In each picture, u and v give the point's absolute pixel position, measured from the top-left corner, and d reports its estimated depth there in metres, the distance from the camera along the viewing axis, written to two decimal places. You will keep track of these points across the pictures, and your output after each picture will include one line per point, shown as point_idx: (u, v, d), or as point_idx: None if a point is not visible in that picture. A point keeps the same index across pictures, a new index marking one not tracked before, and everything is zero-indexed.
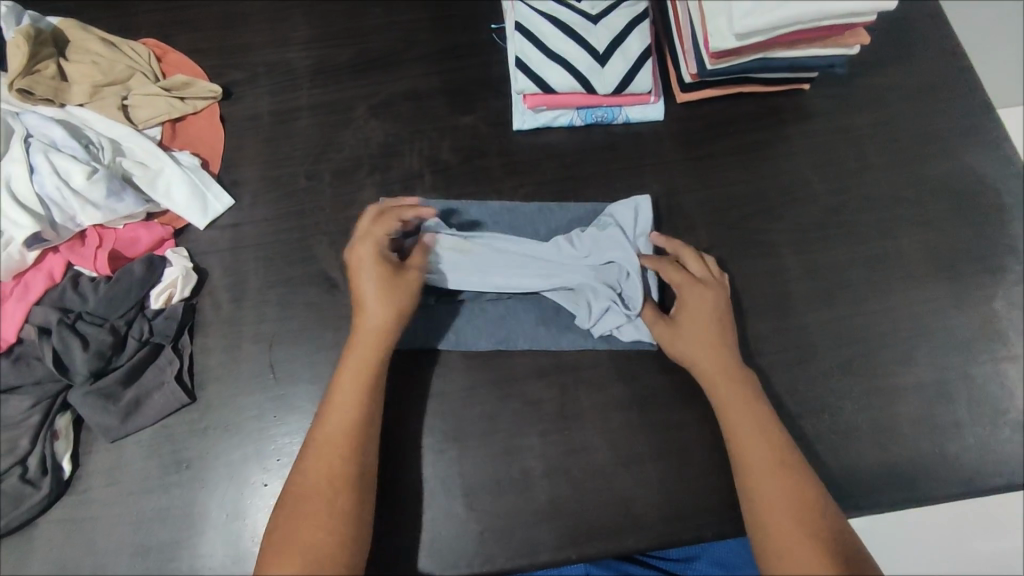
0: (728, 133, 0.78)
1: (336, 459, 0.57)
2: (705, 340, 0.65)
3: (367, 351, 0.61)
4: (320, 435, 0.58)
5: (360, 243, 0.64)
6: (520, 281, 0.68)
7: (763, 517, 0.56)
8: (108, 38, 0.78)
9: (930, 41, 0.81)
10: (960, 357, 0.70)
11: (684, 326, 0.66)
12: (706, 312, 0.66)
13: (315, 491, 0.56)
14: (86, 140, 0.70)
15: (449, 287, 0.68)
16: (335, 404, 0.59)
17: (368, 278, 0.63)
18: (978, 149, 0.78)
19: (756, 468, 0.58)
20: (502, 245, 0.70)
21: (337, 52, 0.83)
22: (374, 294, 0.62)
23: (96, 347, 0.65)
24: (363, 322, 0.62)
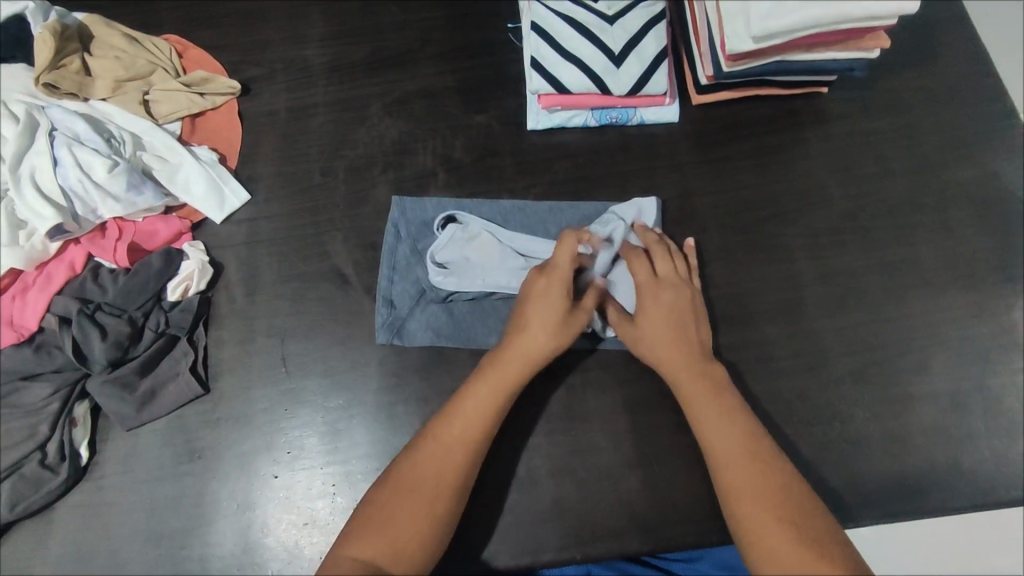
0: (743, 136, 0.78)
1: (461, 460, 0.58)
2: (668, 332, 0.64)
3: (508, 374, 0.61)
4: (447, 433, 0.59)
5: (552, 272, 0.63)
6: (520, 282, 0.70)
7: (737, 507, 0.54)
8: (131, 34, 0.79)
9: (952, 44, 0.80)
10: (976, 366, 0.69)
11: (646, 319, 0.64)
12: (667, 302, 0.65)
13: (417, 483, 0.56)
14: (108, 135, 0.72)
15: (452, 283, 0.70)
16: (463, 412, 0.60)
17: (547, 309, 0.62)
18: (1000, 155, 0.76)
19: (729, 457, 0.57)
20: (506, 245, 0.71)
21: (353, 50, 0.84)
22: (550, 325, 0.62)
23: (114, 338, 0.66)
24: (521, 345, 0.62)
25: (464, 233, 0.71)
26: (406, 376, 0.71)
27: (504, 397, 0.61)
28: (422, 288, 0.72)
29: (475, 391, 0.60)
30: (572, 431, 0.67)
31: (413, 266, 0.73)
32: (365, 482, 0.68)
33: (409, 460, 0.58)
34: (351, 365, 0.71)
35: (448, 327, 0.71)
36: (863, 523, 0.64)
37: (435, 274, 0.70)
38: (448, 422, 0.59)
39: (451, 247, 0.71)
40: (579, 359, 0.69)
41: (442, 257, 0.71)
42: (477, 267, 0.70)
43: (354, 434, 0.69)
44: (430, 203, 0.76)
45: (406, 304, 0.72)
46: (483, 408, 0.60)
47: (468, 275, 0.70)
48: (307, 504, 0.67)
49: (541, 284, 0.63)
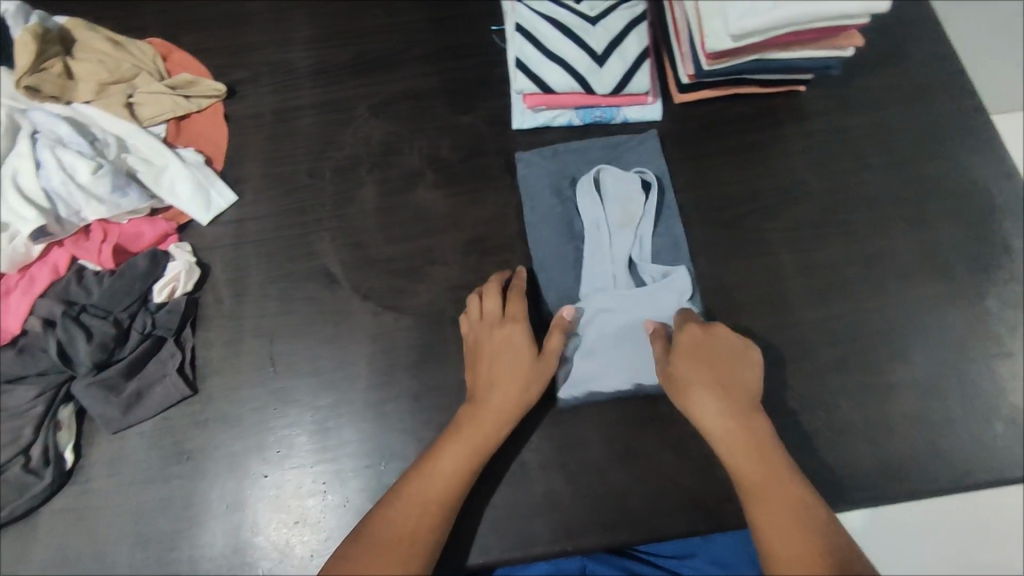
0: (724, 135, 0.79)
1: (436, 513, 0.59)
2: (713, 380, 0.62)
3: (483, 428, 0.63)
4: (423, 488, 0.60)
5: (515, 321, 0.67)
6: (615, 264, 0.72)
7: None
8: (115, 38, 0.80)
9: (921, 42, 0.83)
10: (955, 353, 0.70)
11: (693, 367, 0.63)
12: (712, 352, 0.63)
13: (392, 541, 0.57)
14: (92, 137, 0.72)
15: (585, 202, 0.74)
16: (439, 466, 0.61)
17: (515, 358, 0.65)
18: (970, 149, 0.78)
19: (779, 527, 0.56)
20: (640, 245, 0.73)
21: (338, 53, 0.85)
22: (519, 375, 0.64)
23: (100, 340, 0.66)
24: (493, 399, 0.64)
25: (626, 196, 0.73)
26: (395, 373, 0.70)
27: (479, 449, 0.62)
28: (558, 180, 0.77)
29: (449, 448, 0.62)
30: (560, 425, 0.68)
31: (570, 158, 0.78)
32: (355, 479, 0.67)
33: (387, 516, 0.58)
34: (340, 363, 0.71)
35: (554, 222, 0.75)
36: (847, 508, 0.66)
37: (588, 182, 0.74)
38: (425, 478, 0.60)
39: (614, 183, 0.74)
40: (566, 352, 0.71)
41: (604, 178, 0.74)
42: (609, 217, 0.73)
43: (344, 433, 0.69)
44: (646, 160, 0.78)
45: (541, 182, 0.77)
46: (459, 463, 0.61)
47: (605, 220, 0.73)
48: (298, 502, 0.67)
49: (505, 334, 0.66)
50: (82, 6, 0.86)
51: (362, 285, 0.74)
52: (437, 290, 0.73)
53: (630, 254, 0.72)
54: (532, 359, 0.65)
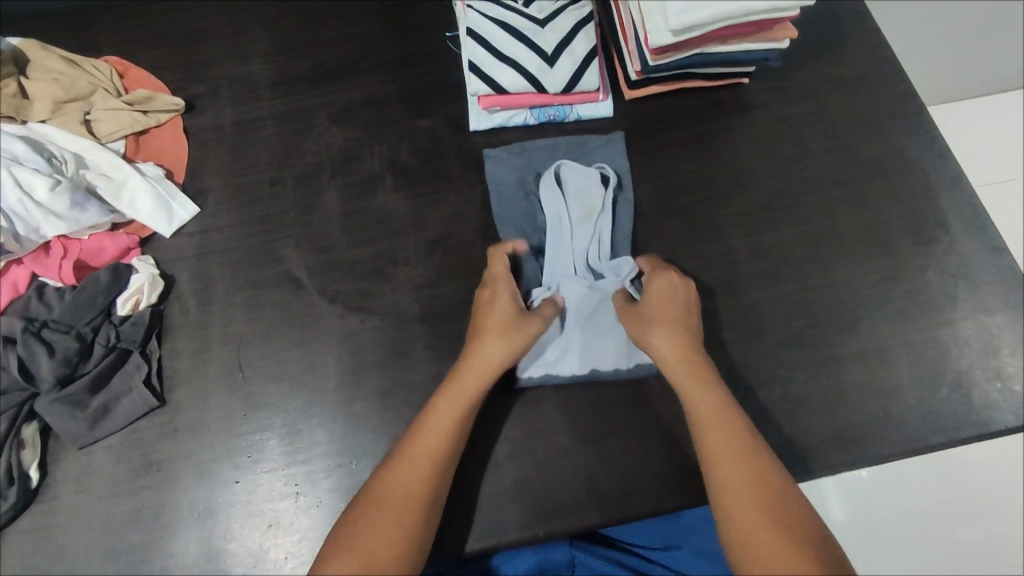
0: (673, 129, 0.83)
1: (427, 470, 0.60)
2: (671, 324, 0.66)
3: (468, 382, 0.65)
4: (410, 450, 0.61)
5: (502, 283, 0.70)
6: (573, 255, 0.75)
7: (724, 503, 0.57)
8: (70, 57, 0.81)
9: (852, 33, 0.87)
10: (901, 323, 0.74)
11: (651, 313, 0.67)
12: (675, 298, 0.68)
13: (388, 501, 0.58)
14: (48, 154, 0.72)
15: (545, 194, 0.77)
16: (427, 424, 0.63)
17: (503, 317, 0.67)
18: (904, 131, 0.82)
19: (726, 465, 0.58)
20: (598, 238, 0.76)
21: (297, 64, 0.87)
22: (502, 328, 0.67)
23: (63, 354, 0.66)
24: (478, 352, 0.66)
25: (585, 193, 0.77)
26: (363, 373, 0.71)
27: (465, 411, 0.64)
28: (523, 175, 0.79)
29: (437, 406, 0.64)
30: (527, 414, 0.70)
31: (534, 154, 0.80)
32: (327, 479, 0.68)
33: (380, 480, 0.60)
34: (308, 366, 0.72)
35: (519, 217, 0.78)
36: (806, 478, 0.68)
37: (549, 178, 0.77)
38: (414, 442, 0.62)
39: (574, 180, 0.77)
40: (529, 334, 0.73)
41: (565, 174, 0.78)
42: (568, 211, 0.76)
43: (314, 435, 0.69)
44: (604, 155, 0.80)
45: (507, 179, 0.79)
46: (445, 420, 0.63)
47: (566, 214, 0.76)
48: (270, 506, 0.67)
49: (488, 294, 0.70)
50: (40, 30, 0.88)
51: (327, 288, 0.75)
52: (402, 289, 0.75)
53: (586, 248, 0.75)
54: (515, 311, 0.68)
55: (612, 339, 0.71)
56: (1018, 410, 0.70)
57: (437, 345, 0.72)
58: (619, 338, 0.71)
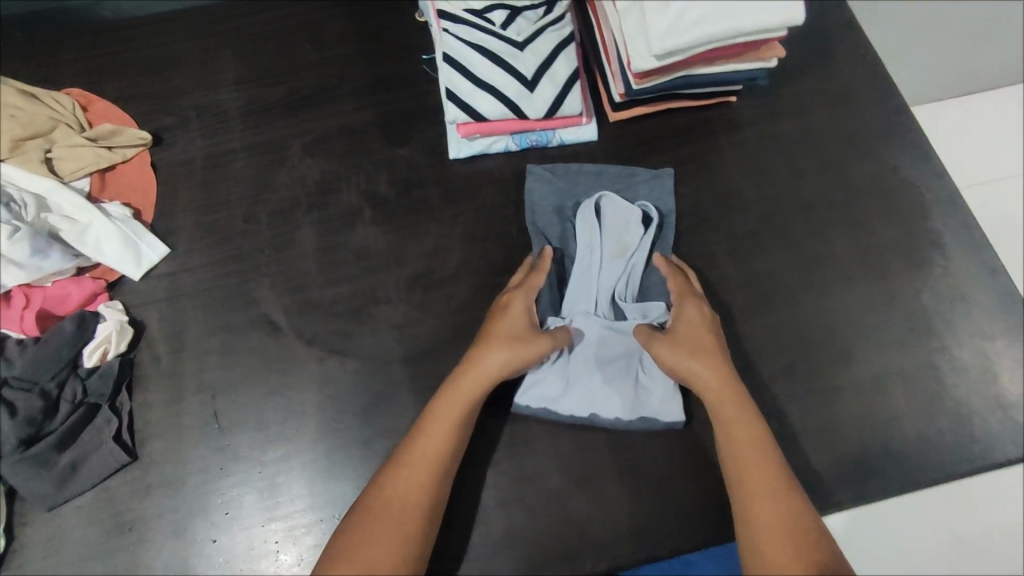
0: (660, 152, 0.80)
1: (426, 478, 0.59)
2: (703, 349, 0.65)
3: (471, 390, 0.62)
4: (410, 455, 0.60)
5: (515, 292, 0.67)
6: (599, 290, 0.73)
7: (752, 525, 0.57)
8: (28, 89, 0.77)
9: (841, 47, 0.85)
10: (899, 352, 0.72)
11: (682, 337, 0.66)
12: (703, 323, 0.67)
13: (388, 506, 0.57)
14: (6, 198, 0.67)
15: (583, 217, 0.74)
16: (429, 429, 0.61)
17: (511, 326, 0.65)
18: (898, 148, 0.80)
19: (754, 487, 0.58)
20: (630, 277, 0.74)
21: (269, 91, 0.84)
22: (508, 337, 0.64)
23: (26, 414, 0.62)
24: (482, 360, 0.63)
25: (623, 230, 0.74)
26: (345, 420, 0.69)
27: (467, 416, 0.62)
28: (562, 202, 0.76)
29: (440, 412, 0.62)
30: (517, 459, 0.67)
31: (572, 179, 0.77)
32: (309, 535, 0.65)
33: (383, 481, 0.59)
34: (287, 415, 0.69)
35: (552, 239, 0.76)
36: None
37: (588, 207, 0.74)
38: (416, 446, 0.60)
39: (614, 212, 0.74)
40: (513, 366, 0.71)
41: (604, 206, 0.75)
42: (603, 245, 0.73)
43: (295, 488, 0.66)
44: (644, 193, 0.76)
45: (546, 197, 0.76)
46: (448, 427, 0.61)
47: (600, 247, 0.73)
48: (250, 566, 0.64)
49: (501, 301, 0.67)
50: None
51: (305, 330, 0.72)
52: (383, 329, 0.72)
53: (614, 285, 0.73)
54: (524, 322, 0.66)
55: (620, 387, 0.69)
56: (1017, 439, 0.69)
57: (421, 387, 0.70)
58: (629, 386, 0.69)
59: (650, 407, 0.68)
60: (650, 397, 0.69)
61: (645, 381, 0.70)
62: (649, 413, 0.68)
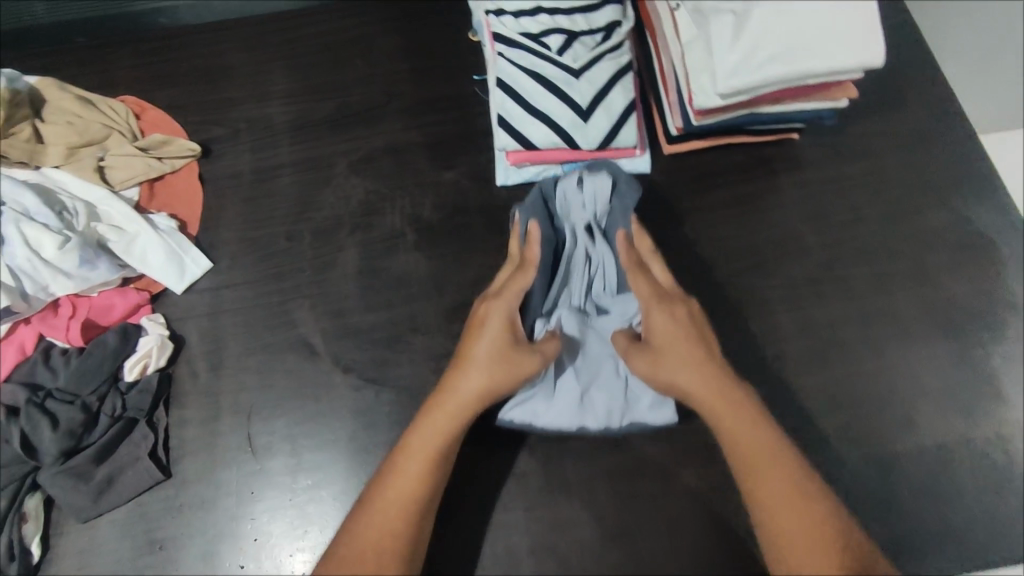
0: (712, 189, 0.77)
1: (402, 516, 0.55)
2: (685, 355, 0.59)
3: (449, 417, 0.58)
4: (385, 493, 0.56)
5: (497, 303, 0.61)
6: (580, 283, 0.70)
7: (778, 547, 0.53)
8: (86, 96, 0.79)
9: (916, 86, 0.80)
10: (961, 420, 0.67)
11: (662, 347, 0.60)
12: (680, 320, 0.61)
13: (365, 549, 0.53)
14: (60, 207, 0.70)
15: (562, 203, 0.71)
16: (405, 462, 0.57)
17: (492, 343, 0.60)
18: (973, 198, 0.75)
19: (772, 503, 0.54)
20: (610, 263, 0.70)
21: (318, 106, 0.83)
22: (490, 357, 0.59)
23: (67, 426, 0.63)
24: (461, 384, 0.59)
25: (615, 218, 0.70)
26: (378, 451, 0.68)
27: (444, 445, 0.58)
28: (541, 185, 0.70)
29: (416, 442, 0.58)
30: (552, 504, 0.65)
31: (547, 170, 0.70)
32: None
33: (354, 524, 0.55)
34: (321, 442, 0.68)
35: None
36: None
37: (568, 189, 0.71)
38: (389, 481, 0.56)
39: (594, 195, 0.71)
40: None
41: (585, 189, 0.71)
42: (589, 238, 0.70)
43: (326, 518, 0.66)
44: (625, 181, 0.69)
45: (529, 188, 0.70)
46: (425, 459, 0.57)
47: (583, 241, 0.70)
48: None
49: (479, 315, 0.62)
50: (56, 68, 0.85)
51: (343, 356, 0.71)
52: (420, 360, 0.71)
53: (592, 278, 0.71)
54: (509, 340, 0.60)
55: (607, 395, 0.65)
56: None
57: None
58: (617, 394, 0.65)
59: (640, 410, 0.65)
60: (638, 402, 0.65)
61: (633, 383, 0.65)
62: (639, 417, 0.65)
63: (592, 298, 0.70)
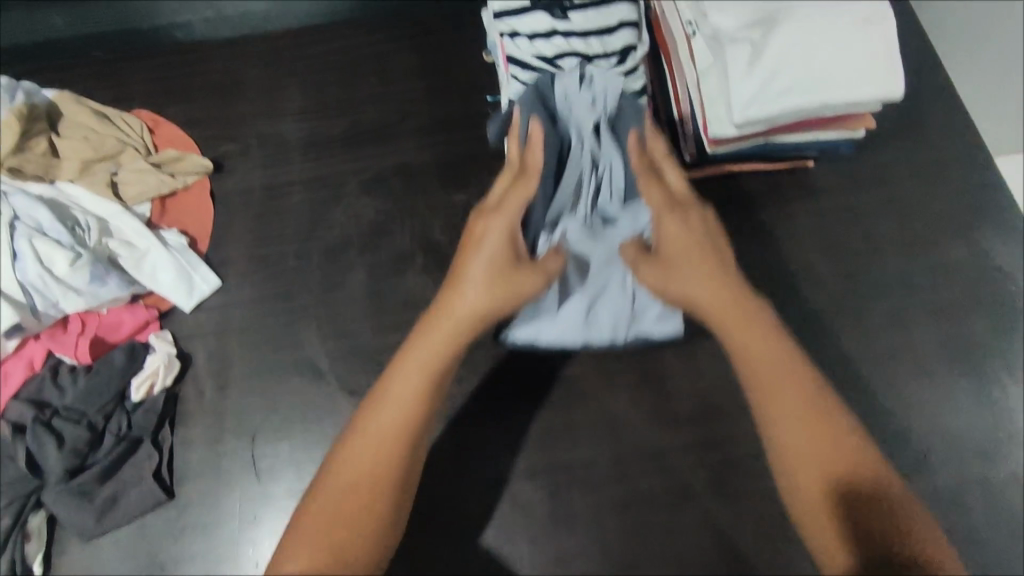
0: (725, 217, 0.76)
1: (397, 442, 0.53)
2: (695, 263, 0.58)
3: (445, 339, 0.56)
4: (377, 419, 0.53)
5: (496, 218, 0.59)
6: (584, 193, 0.67)
7: (784, 459, 0.52)
8: (102, 110, 0.79)
9: (937, 115, 0.79)
10: (979, 462, 0.66)
11: (672, 256, 0.59)
12: (692, 228, 0.60)
13: (360, 474, 0.52)
14: (73, 223, 0.71)
15: (563, 104, 0.67)
16: (398, 386, 0.55)
17: (489, 259, 0.58)
18: (994, 231, 0.74)
19: (780, 416, 0.53)
20: (615, 166, 0.66)
21: (330, 124, 0.83)
22: (489, 277, 0.58)
23: (73, 444, 0.64)
24: (460, 306, 0.58)
25: (625, 119, 0.66)
26: None
27: (439, 367, 0.56)
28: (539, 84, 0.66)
29: (410, 366, 0.55)
30: (556, 537, 0.66)
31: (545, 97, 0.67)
32: None
33: (347, 447, 0.53)
34: None
35: None
36: None
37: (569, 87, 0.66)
38: (382, 406, 0.54)
39: (599, 93, 0.66)
40: (555, 439, 0.69)
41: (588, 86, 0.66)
42: (595, 139, 0.67)
43: None
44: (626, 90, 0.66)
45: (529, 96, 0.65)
46: (421, 383, 0.55)
47: (589, 145, 0.66)
48: None
49: (476, 233, 0.60)
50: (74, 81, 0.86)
51: (349, 378, 0.71)
52: None
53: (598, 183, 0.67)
54: (507, 259, 0.58)
55: (612, 309, 0.67)
56: None
57: (461, 449, 0.68)
58: (623, 309, 0.66)
59: (646, 323, 0.67)
60: (643, 315, 0.67)
61: (639, 296, 0.66)
62: (644, 331, 0.67)
63: (598, 207, 0.67)
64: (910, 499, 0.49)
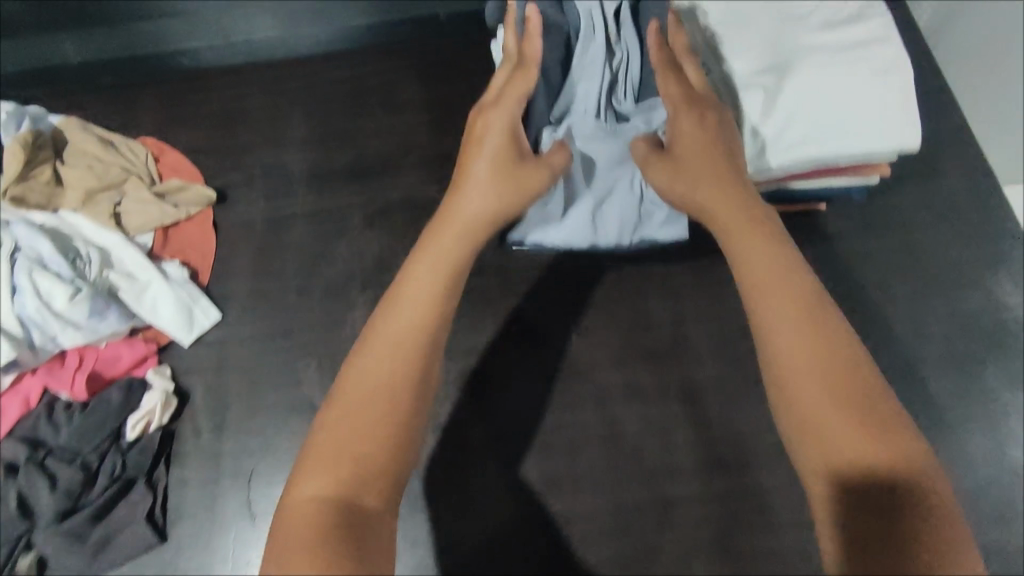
0: None
1: (418, 341, 0.46)
2: (708, 171, 0.54)
3: (456, 238, 0.53)
4: (390, 321, 0.47)
5: (497, 114, 0.57)
6: (594, 85, 0.62)
7: (776, 375, 0.43)
8: (108, 138, 0.79)
9: (952, 159, 0.77)
10: (991, 524, 0.64)
11: (683, 159, 0.55)
12: (707, 131, 0.55)
13: (380, 386, 0.44)
14: (73, 254, 0.70)
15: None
16: (408, 288, 0.49)
17: (492, 156, 0.56)
18: (1011, 280, 0.72)
19: (777, 327, 0.44)
20: (625, 59, 0.63)
21: (335, 155, 0.82)
22: (496, 177, 0.56)
23: (66, 486, 0.63)
24: (467, 209, 0.55)
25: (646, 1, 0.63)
26: None
27: (455, 266, 0.51)
28: None
29: (420, 268, 0.51)
30: None
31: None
32: None
33: (355, 359, 0.45)
34: None
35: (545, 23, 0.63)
36: None
37: None
38: (395, 308, 0.48)
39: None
40: (557, 488, 0.67)
41: None
42: (613, 23, 0.63)
43: None
44: None
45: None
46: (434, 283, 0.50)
47: (606, 28, 0.63)
48: None
49: (477, 134, 0.58)
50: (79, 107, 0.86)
51: None
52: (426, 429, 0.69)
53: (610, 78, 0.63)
54: (509, 159, 0.57)
55: (619, 211, 0.63)
56: None
57: (460, 497, 0.66)
58: (630, 210, 0.63)
59: (652, 227, 0.64)
60: (651, 218, 0.64)
61: (649, 198, 0.63)
62: (651, 235, 0.64)
63: (611, 104, 0.64)
64: (932, 460, 0.39)
